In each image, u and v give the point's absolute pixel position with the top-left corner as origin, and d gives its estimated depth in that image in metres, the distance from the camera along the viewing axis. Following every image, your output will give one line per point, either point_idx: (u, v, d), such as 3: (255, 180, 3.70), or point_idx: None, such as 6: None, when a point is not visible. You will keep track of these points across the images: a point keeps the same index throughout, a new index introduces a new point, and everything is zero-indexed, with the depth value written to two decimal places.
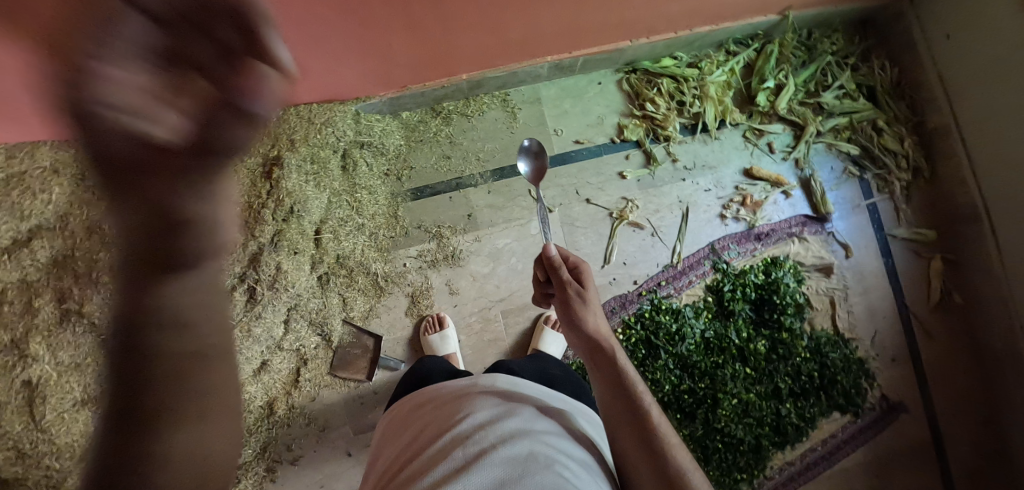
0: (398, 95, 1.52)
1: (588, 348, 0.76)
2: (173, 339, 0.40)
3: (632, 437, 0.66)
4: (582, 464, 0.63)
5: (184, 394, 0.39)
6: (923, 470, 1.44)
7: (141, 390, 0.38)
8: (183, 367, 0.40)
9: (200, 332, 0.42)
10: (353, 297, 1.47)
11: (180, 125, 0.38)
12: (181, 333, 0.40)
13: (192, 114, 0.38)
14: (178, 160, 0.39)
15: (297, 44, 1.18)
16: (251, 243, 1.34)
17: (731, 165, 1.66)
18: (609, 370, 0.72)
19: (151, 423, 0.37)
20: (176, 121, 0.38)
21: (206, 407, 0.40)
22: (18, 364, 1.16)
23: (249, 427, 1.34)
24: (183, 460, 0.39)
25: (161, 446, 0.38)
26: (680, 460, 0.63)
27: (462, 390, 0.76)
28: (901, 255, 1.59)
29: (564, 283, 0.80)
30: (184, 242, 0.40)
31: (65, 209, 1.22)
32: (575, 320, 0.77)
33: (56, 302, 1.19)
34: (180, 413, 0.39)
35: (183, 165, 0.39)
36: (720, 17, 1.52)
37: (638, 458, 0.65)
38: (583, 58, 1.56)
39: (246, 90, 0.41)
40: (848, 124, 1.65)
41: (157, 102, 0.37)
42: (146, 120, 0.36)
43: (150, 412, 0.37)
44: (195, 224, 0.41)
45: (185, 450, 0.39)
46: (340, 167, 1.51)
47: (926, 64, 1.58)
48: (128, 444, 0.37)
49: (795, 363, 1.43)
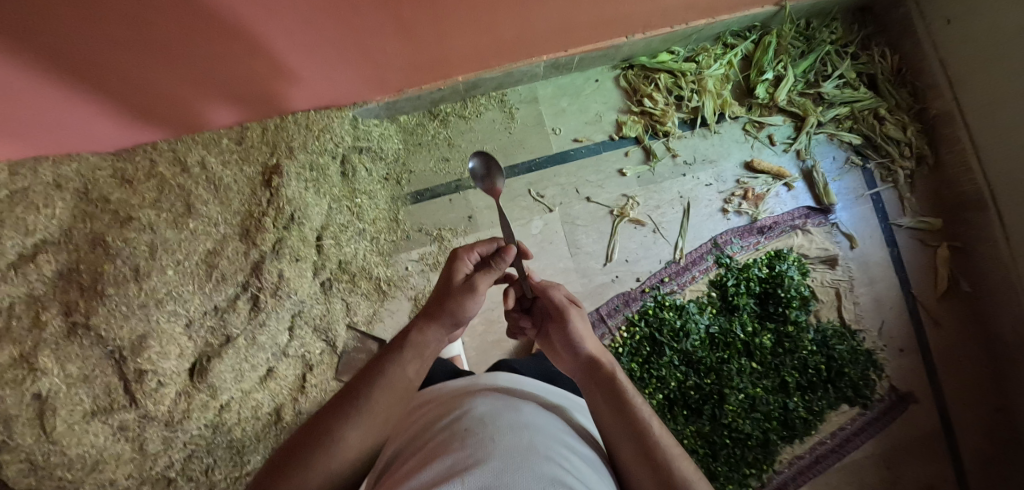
0: (393, 99, 1.52)
1: (585, 366, 0.78)
2: (363, 377, 0.68)
3: (631, 446, 0.66)
4: (585, 462, 0.63)
5: (342, 406, 0.64)
6: (935, 461, 1.42)
7: (337, 399, 0.66)
8: (351, 391, 0.66)
9: (371, 426, 0.64)
10: (356, 302, 1.48)
11: (447, 275, 0.82)
12: (367, 373, 0.69)
13: (449, 272, 0.82)
14: (438, 295, 0.80)
15: (291, 50, 1.18)
16: (253, 251, 1.33)
17: (732, 159, 1.64)
18: (606, 383, 0.73)
19: (328, 416, 0.64)
20: (450, 274, 0.82)
21: (343, 411, 0.64)
22: (27, 378, 1.15)
23: (257, 433, 1.32)
24: (323, 439, 0.61)
25: (322, 429, 0.62)
26: (683, 469, 0.62)
27: (465, 386, 0.79)
28: (907, 244, 1.57)
29: (563, 308, 0.86)
30: (410, 333, 0.74)
31: (68, 223, 1.25)
32: (572, 340, 0.81)
33: (63, 315, 1.19)
34: (335, 416, 0.63)
35: (437, 296, 0.80)
36: (716, 9, 1.50)
37: (641, 470, 0.64)
38: (578, 56, 1.56)
39: (459, 252, 0.84)
40: (850, 113, 1.64)
41: (447, 268, 0.83)
42: (441, 276, 0.82)
43: (330, 410, 0.64)
44: (422, 323, 0.76)
45: (327, 433, 0.61)
46: (339, 173, 1.52)
47: (927, 49, 1.56)
48: (316, 426, 0.63)
49: (801, 356, 1.41)
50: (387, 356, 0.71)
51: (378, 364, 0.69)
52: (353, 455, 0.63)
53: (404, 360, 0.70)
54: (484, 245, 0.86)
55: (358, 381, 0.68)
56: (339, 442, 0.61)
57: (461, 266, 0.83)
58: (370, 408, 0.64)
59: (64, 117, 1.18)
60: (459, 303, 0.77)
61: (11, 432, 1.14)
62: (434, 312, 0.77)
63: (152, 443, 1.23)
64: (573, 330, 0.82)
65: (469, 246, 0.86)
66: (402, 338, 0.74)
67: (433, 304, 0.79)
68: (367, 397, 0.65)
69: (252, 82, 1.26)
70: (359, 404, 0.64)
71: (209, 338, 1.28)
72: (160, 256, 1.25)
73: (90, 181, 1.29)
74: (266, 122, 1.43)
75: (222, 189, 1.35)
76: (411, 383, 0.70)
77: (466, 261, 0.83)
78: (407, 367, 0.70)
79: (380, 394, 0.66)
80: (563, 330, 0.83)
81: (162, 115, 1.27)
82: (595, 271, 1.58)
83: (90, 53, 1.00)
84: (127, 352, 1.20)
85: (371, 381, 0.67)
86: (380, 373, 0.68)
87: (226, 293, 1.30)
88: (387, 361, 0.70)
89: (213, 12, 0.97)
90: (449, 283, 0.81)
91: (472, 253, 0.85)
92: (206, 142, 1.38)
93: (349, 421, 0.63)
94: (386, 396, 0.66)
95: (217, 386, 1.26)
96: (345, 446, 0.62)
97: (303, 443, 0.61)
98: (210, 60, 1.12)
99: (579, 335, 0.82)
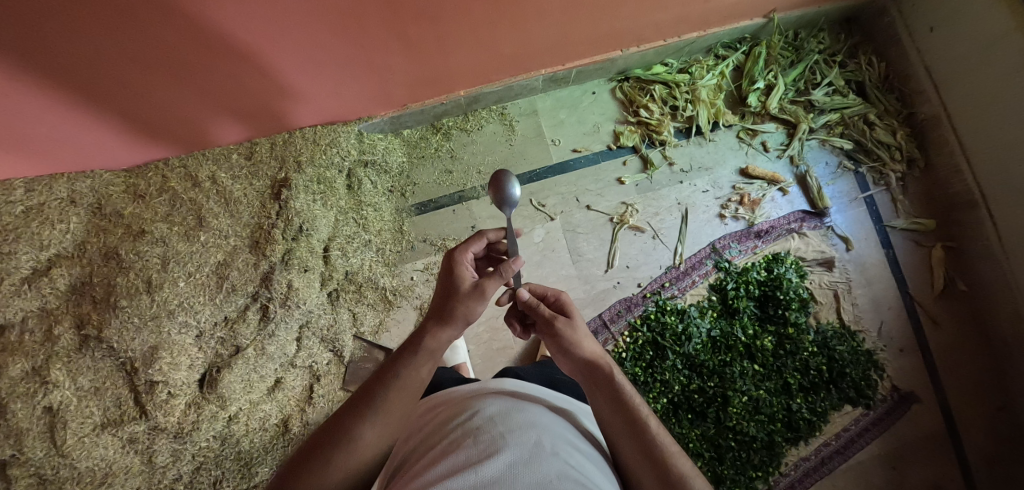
0: (398, 113, 1.57)
1: (584, 369, 0.78)
2: (377, 378, 0.70)
3: (632, 448, 0.68)
4: (589, 459, 0.66)
5: (359, 405, 0.67)
6: (940, 461, 1.43)
7: (353, 398, 0.69)
8: (366, 391, 0.69)
9: (385, 425, 0.67)
10: (363, 312, 1.52)
11: (448, 273, 0.83)
12: (380, 374, 0.71)
13: (449, 270, 0.83)
14: (442, 295, 0.81)
15: (299, 69, 1.23)
16: (263, 262, 1.36)
17: (727, 165, 1.69)
18: (605, 386, 0.74)
19: (346, 414, 0.66)
20: (451, 271, 0.83)
21: (360, 409, 0.66)
22: (40, 391, 1.16)
23: (264, 445, 1.33)
24: (342, 436, 0.64)
25: (341, 428, 0.65)
26: (681, 465, 0.64)
27: (474, 390, 0.81)
28: (902, 245, 1.60)
29: (549, 319, 0.82)
30: (417, 333, 0.76)
31: (82, 238, 1.28)
32: (566, 346, 0.79)
33: (75, 328, 1.21)
34: (354, 415, 0.66)
35: (440, 297, 0.81)
36: (707, 23, 1.56)
37: (641, 467, 0.67)
38: (575, 70, 1.61)
39: (456, 253, 0.85)
40: (840, 120, 1.69)
41: (449, 267, 0.84)
42: (443, 277, 0.84)
43: (348, 409, 0.67)
44: (428, 323, 0.77)
45: (345, 431, 0.64)
46: (345, 186, 1.56)
47: (912, 57, 1.62)
48: (336, 422, 0.66)
49: (802, 358, 1.42)
50: (398, 357, 0.73)
51: (390, 365, 0.71)
52: (370, 453, 0.66)
53: (414, 362, 0.72)
54: (470, 243, 0.90)
55: (373, 382, 0.70)
56: (355, 440, 0.64)
57: (457, 265, 0.84)
58: (384, 408, 0.67)
59: (76, 138, 1.22)
60: (466, 306, 0.78)
61: (21, 446, 1.15)
62: (441, 312, 0.78)
63: (160, 456, 1.23)
64: (566, 338, 0.80)
65: (461, 246, 0.88)
66: (413, 340, 0.75)
67: (439, 305, 0.79)
68: (381, 397, 0.67)
69: (259, 99, 1.30)
70: (372, 404, 0.67)
71: (219, 348, 1.30)
72: (172, 268, 1.28)
73: (103, 197, 1.33)
74: (275, 137, 1.48)
75: (232, 203, 1.39)
76: (422, 383, 0.72)
77: (461, 258, 0.85)
78: (420, 369, 0.72)
79: (394, 394, 0.68)
80: (554, 340, 0.81)
81: (171, 133, 1.32)
82: (597, 277, 1.61)
83: (107, 74, 1.04)
84: (138, 363, 1.22)
85: (385, 381, 0.69)
86: (393, 373, 0.70)
87: (236, 304, 1.32)
88: (398, 361, 0.72)
89: (226, 33, 1.03)
90: (450, 282, 0.82)
91: (462, 251, 0.87)
92: (216, 158, 1.43)
93: (365, 421, 0.65)
94: (399, 397, 0.68)
95: (226, 396, 1.27)
96: (362, 444, 0.64)
97: (325, 441, 0.64)
98: (222, 79, 1.18)
99: (573, 341, 0.79)
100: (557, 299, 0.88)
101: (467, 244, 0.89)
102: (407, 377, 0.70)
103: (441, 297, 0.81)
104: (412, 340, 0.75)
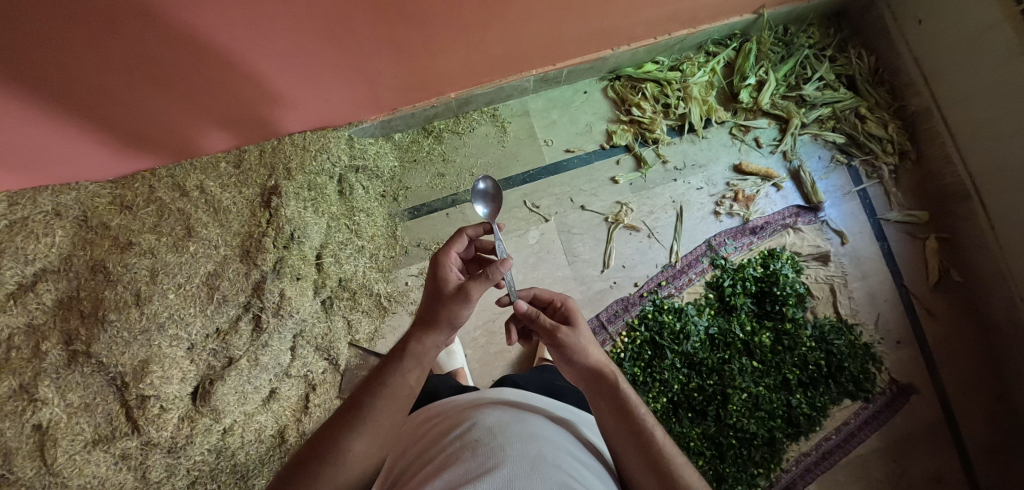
0: (389, 117, 1.56)
1: (588, 378, 0.76)
2: (364, 388, 0.69)
3: (637, 458, 0.67)
4: (592, 472, 0.65)
5: (347, 417, 0.65)
6: (940, 453, 1.42)
7: (340, 410, 0.67)
8: (353, 401, 0.68)
9: (375, 435, 0.65)
10: (357, 320, 1.49)
11: (434, 277, 0.83)
12: (368, 384, 0.70)
13: (436, 274, 0.83)
14: (427, 300, 0.81)
15: (286, 75, 1.21)
16: (254, 272, 1.34)
17: (720, 162, 1.69)
18: (611, 395, 0.72)
19: (333, 425, 0.65)
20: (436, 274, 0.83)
21: (349, 420, 0.65)
22: (28, 408, 1.14)
23: (261, 457, 1.30)
24: (333, 447, 0.62)
25: (330, 441, 0.63)
26: (687, 477, 0.63)
27: (473, 400, 0.80)
28: (897, 237, 1.61)
29: (552, 328, 0.80)
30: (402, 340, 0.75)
31: (69, 251, 1.26)
32: (569, 354, 0.78)
33: (63, 344, 1.19)
34: (343, 426, 0.64)
35: (426, 301, 0.80)
36: (697, 20, 1.56)
37: (646, 478, 0.66)
38: (567, 69, 1.60)
39: (440, 256, 0.86)
40: (832, 113, 1.69)
41: (435, 271, 0.84)
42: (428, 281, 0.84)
43: (335, 421, 0.66)
44: (413, 328, 0.76)
45: (335, 442, 0.63)
46: (336, 192, 1.54)
47: (902, 49, 1.63)
48: (324, 434, 0.64)
49: (800, 353, 1.42)
50: (385, 365, 0.72)
51: (378, 374, 0.71)
52: (360, 466, 0.64)
53: (402, 367, 0.71)
54: (454, 244, 0.90)
55: (362, 391, 0.69)
56: (344, 453, 0.62)
57: (442, 267, 0.84)
58: (375, 419, 0.65)
59: (59, 147, 1.19)
60: (449, 309, 0.76)
61: (10, 465, 1.12)
62: (426, 317, 0.77)
63: (155, 471, 1.20)
64: (570, 346, 0.78)
65: (446, 248, 0.88)
66: (399, 347, 0.74)
67: (424, 309, 0.79)
68: (370, 407, 0.66)
69: (246, 106, 1.28)
70: (362, 415, 0.65)
71: (212, 361, 1.28)
72: (161, 280, 1.26)
73: (89, 209, 1.31)
74: (263, 144, 1.46)
75: (221, 212, 1.37)
76: (412, 390, 0.72)
77: (445, 261, 0.85)
78: (408, 375, 0.71)
79: (382, 402, 0.67)
80: (558, 349, 0.79)
81: (158, 143, 1.30)
82: (594, 277, 1.60)
83: (89, 83, 1.02)
84: (129, 378, 1.19)
85: (373, 390, 0.68)
86: (380, 381, 0.69)
87: (227, 314, 1.30)
88: (387, 371, 0.71)
89: (210, 41, 1.01)
90: (436, 285, 0.82)
91: (445, 252, 0.87)
92: (203, 167, 1.41)
93: (354, 433, 0.64)
94: (389, 405, 0.67)
95: (221, 408, 1.25)
96: (352, 456, 0.63)
97: (314, 456, 0.62)
98: (208, 88, 1.16)
99: (578, 349, 0.78)
100: (563, 305, 0.89)
101: (452, 246, 0.90)
102: (395, 384, 0.69)
103: (427, 301, 0.80)
104: (398, 347, 0.75)
